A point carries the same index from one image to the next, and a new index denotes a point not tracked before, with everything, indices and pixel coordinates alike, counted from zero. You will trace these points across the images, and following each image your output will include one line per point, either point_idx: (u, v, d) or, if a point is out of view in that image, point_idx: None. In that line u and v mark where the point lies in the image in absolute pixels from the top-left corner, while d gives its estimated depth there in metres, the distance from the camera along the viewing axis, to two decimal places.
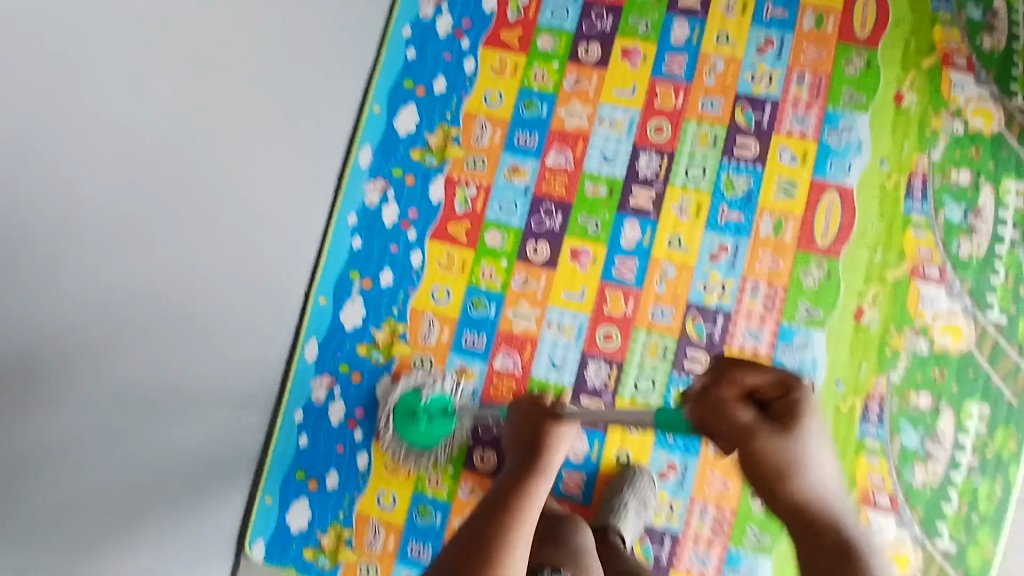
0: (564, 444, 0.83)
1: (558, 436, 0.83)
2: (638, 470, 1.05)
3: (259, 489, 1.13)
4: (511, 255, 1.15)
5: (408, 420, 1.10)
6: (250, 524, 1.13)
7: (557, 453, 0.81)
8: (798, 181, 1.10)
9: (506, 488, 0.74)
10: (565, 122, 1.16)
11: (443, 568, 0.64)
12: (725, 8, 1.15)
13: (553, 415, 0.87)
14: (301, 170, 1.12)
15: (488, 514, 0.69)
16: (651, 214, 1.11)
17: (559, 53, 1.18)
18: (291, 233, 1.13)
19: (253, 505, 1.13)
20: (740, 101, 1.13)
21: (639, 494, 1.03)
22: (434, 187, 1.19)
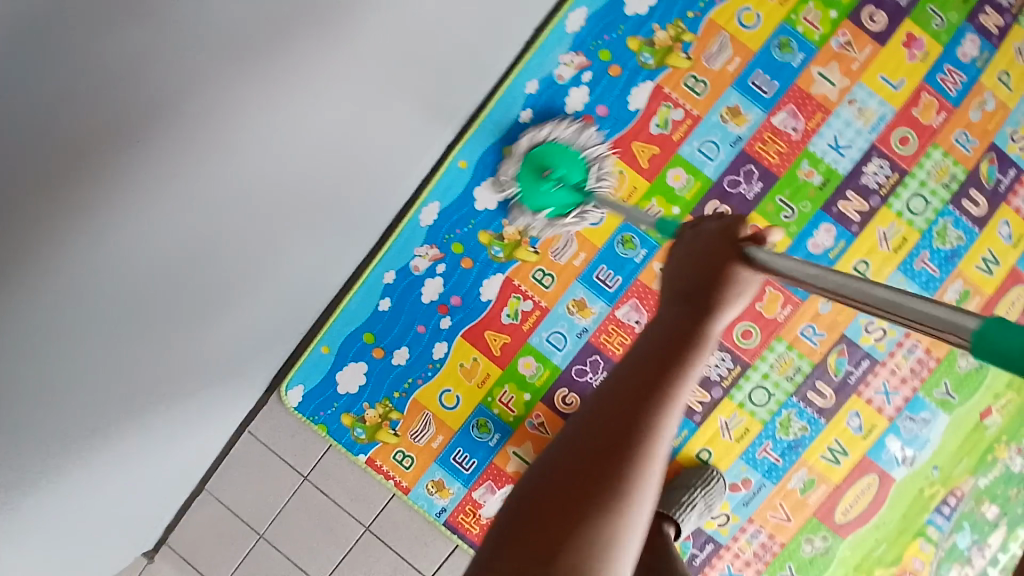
0: (743, 294, 0.54)
1: (733, 293, 0.53)
2: (715, 472, 1.02)
3: (317, 337, 1.01)
4: (686, 206, 1.01)
5: (536, 177, 0.96)
6: (296, 365, 1.02)
7: (732, 308, 0.53)
8: (1003, 262, 1.01)
9: (669, 331, 0.50)
10: (813, 85, 0.99)
11: (588, 418, 0.45)
12: (1017, 50, 1.01)
13: (738, 258, 0.54)
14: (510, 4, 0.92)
15: (641, 373, 0.47)
16: (854, 228, 0.98)
17: (843, 4, 0.99)
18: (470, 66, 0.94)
19: (306, 351, 1.01)
20: (992, 153, 1.01)
21: (708, 497, 1.00)
22: (636, 92, 0.99)
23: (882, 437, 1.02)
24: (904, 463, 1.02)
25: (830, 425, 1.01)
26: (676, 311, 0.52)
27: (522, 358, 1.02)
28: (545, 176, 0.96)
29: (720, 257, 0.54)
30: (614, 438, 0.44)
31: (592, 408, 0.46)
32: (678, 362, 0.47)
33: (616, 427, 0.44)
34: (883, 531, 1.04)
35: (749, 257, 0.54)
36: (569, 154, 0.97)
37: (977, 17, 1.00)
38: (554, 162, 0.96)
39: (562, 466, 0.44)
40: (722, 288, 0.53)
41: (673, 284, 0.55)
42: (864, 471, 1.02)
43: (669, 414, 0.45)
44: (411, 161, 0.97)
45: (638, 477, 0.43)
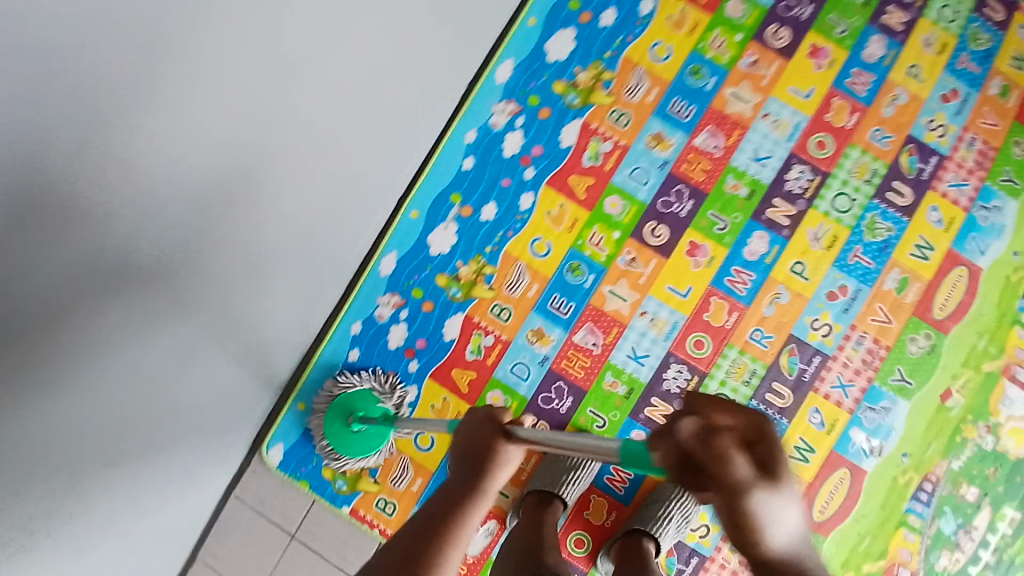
0: (510, 462, 0.69)
1: (501, 459, 0.69)
2: None
3: (291, 396, 1.04)
4: (626, 229, 1.06)
5: (342, 426, 1.01)
6: (273, 426, 1.03)
7: (501, 470, 0.69)
8: (937, 247, 1.05)
9: (458, 485, 0.68)
10: (729, 105, 1.06)
11: (393, 548, 0.65)
12: (924, 42, 1.07)
13: (501, 434, 0.69)
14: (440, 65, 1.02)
15: (450, 493, 0.68)
16: (785, 232, 1.05)
17: (748, 26, 1.06)
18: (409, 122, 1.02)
19: (281, 411, 1.04)
20: (910, 144, 1.06)
21: (684, 509, 1.01)
22: (566, 130, 1.06)
23: (846, 429, 1.04)
24: (873, 453, 1.04)
25: (793, 423, 1.04)
26: (458, 476, 0.70)
27: (489, 394, 1.06)
28: (350, 429, 1.01)
29: (484, 439, 0.69)
30: (398, 574, 0.62)
31: (391, 547, 0.65)
32: (464, 497, 0.68)
33: (420, 550, 0.64)
34: (864, 524, 1.05)
35: (506, 436, 0.68)
36: (367, 395, 1.02)
37: (880, 18, 1.07)
38: (356, 407, 1.02)
39: (375, 572, 0.63)
40: (494, 469, 0.69)
41: (458, 461, 0.71)
42: (834, 465, 1.04)
43: (443, 559, 0.64)
44: (369, 213, 1.02)
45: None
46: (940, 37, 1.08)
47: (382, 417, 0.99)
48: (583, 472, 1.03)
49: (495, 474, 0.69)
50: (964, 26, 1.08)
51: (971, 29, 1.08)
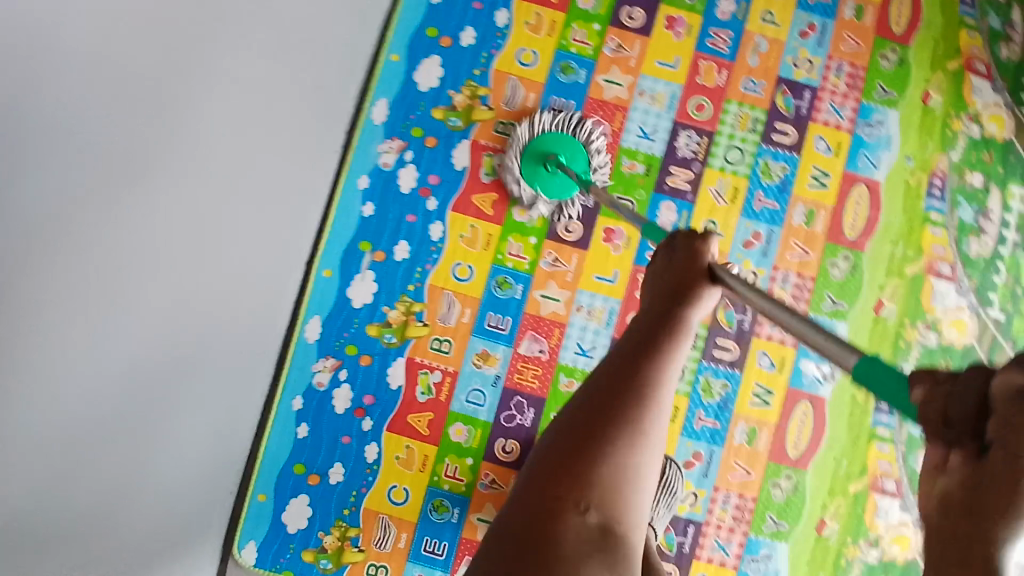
0: (721, 296, 0.51)
1: (706, 293, 0.49)
2: (668, 462, 1.04)
3: (251, 487, 1.04)
4: (541, 232, 1.09)
5: (539, 164, 1.05)
6: (239, 527, 1.04)
7: (710, 299, 0.49)
8: (832, 173, 1.10)
9: (650, 314, 0.48)
10: (604, 91, 1.10)
11: (568, 415, 0.41)
12: None
13: (709, 276, 0.50)
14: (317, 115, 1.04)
15: (636, 339, 0.44)
16: (688, 196, 1.10)
17: (601, 14, 1.10)
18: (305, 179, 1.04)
19: (244, 504, 1.05)
20: (782, 85, 1.11)
21: (667, 488, 1.02)
22: (457, 152, 1.09)
23: (796, 364, 1.08)
24: (826, 379, 1.08)
25: (746, 371, 1.08)
26: (651, 309, 0.48)
27: (452, 427, 1.08)
28: (547, 165, 1.05)
29: (691, 281, 0.50)
30: (592, 431, 0.39)
31: (571, 410, 0.42)
32: (667, 323, 0.46)
33: (621, 395, 0.41)
34: (838, 449, 1.09)
35: (717, 280, 0.50)
36: (573, 145, 1.05)
37: None
38: (556, 151, 1.05)
39: (583, 411, 0.40)
40: (694, 301, 0.48)
41: (651, 295, 0.50)
42: (795, 401, 1.08)
43: (659, 393, 0.41)
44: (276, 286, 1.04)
45: (635, 470, 0.39)
46: None
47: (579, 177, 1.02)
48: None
49: (695, 308, 0.48)
50: None
51: None
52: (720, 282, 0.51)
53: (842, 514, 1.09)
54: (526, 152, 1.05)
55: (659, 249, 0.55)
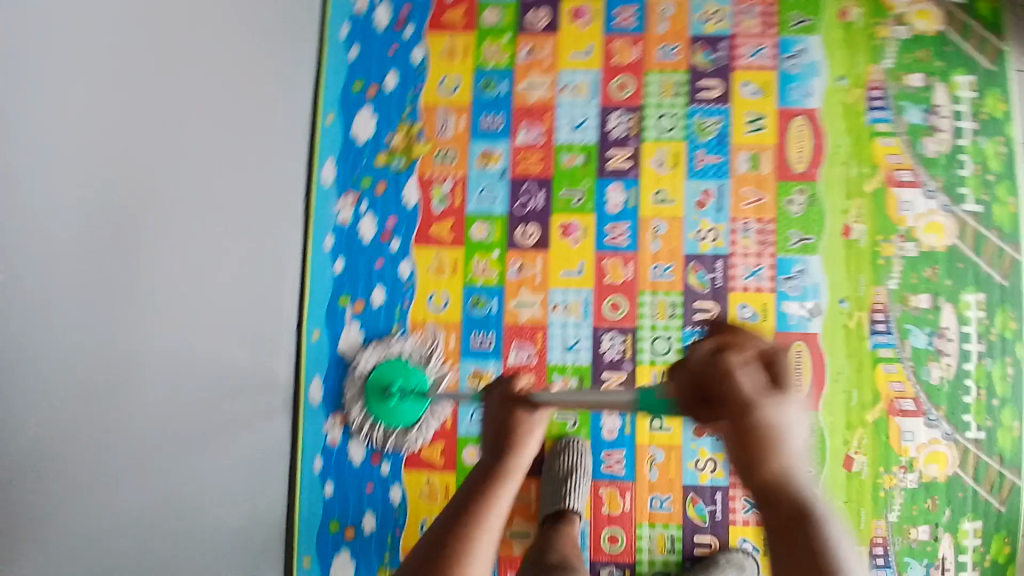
0: (535, 432, 0.80)
1: (527, 429, 0.79)
2: (733, 551, 1.05)
3: (295, 553, 1.07)
4: (502, 245, 1.10)
5: (380, 399, 1.07)
6: None
7: (529, 441, 0.78)
8: (766, 114, 1.10)
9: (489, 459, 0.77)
10: (528, 95, 1.11)
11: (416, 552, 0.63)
12: None
13: (527, 405, 0.81)
14: (267, 175, 1.05)
15: (489, 467, 0.75)
16: (633, 173, 1.11)
17: (508, 25, 1.11)
18: (272, 243, 1.06)
19: (293, 570, 1.07)
20: (697, 43, 1.11)
21: (734, 573, 1.02)
22: (407, 191, 1.10)
23: (779, 307, 1.08)
24: (814, 315, 1.08)
25: (732, 327, 1.08)
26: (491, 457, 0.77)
27: (464, 450, 1.08)
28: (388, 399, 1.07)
29: (511, 412, 0.81)
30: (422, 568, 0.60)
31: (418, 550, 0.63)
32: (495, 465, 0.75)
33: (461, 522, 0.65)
34: (844, 381, 1.07)
35: (530, 406, 0.81)
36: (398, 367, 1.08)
37: None
38: (389, 381, 1.07)
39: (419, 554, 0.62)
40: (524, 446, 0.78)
41: (490, 440, 0.79)
42: (787, 343, 1.08)
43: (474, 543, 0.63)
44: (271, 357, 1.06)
45: (471, 573, 0.61)
46: None
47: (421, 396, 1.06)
48: (576, 477, 1.04)
49: (527, 450, 0.78)
50: None
51: None
52: (535, 409, 0.81)
53: (866, 447, 1.07)
54: (368, 382, 1.08)
55: (492, 389, 0.89)
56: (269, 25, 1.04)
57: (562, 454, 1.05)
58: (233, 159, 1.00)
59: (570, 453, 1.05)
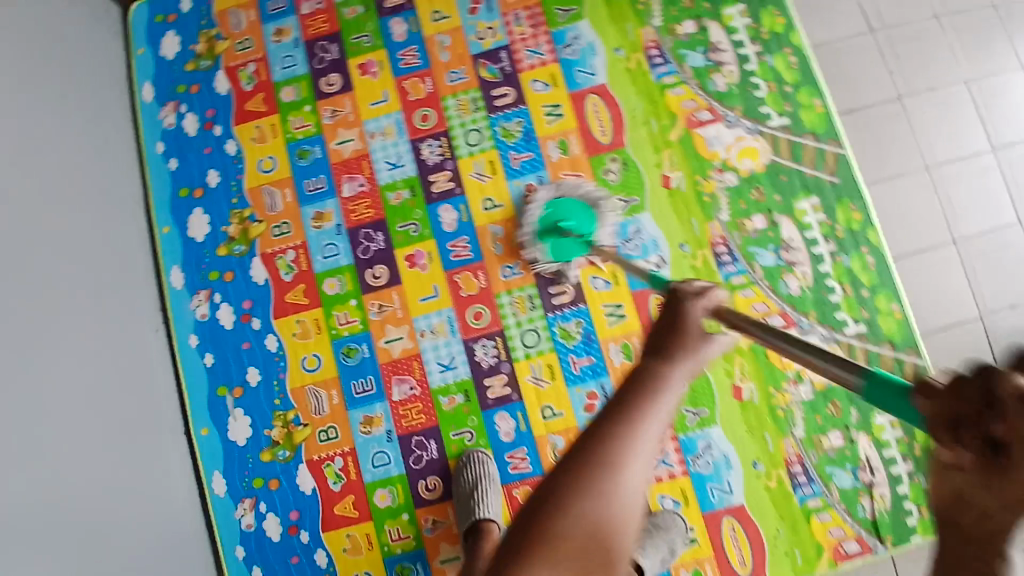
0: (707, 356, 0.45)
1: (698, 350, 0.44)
2: (667, 515, 1.04)
3: None
4: (356, 292, 1.14)
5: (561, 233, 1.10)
6: None
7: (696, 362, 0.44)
8: (560, 102, 1.17)
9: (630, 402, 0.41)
10: (342, 152, 1.19)
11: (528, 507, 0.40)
12: None
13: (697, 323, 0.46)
14: (114, 290, 1.13)
15: (636, 393, 0.41)
16: (458, 190, 1.16)
17: (306, 97, 1.21)
18: (139, 351, 1.14)
19: None
20: (479, 60, 1.19)
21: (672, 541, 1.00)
22: (254, 270, 1.17)
23: (627, 269, 1.12)
24: (661, 266, 1.11)
25: (589, 300, 1.12)
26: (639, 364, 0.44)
27: (374, 495, 1.10)
28: (559, 232, 1.11)
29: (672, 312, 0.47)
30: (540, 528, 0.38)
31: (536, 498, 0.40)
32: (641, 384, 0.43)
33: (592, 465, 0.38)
34: None
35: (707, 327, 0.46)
36: (575, 207, 1.11)
37: (384, 7, 1.23)
38: (559, 218, 1.11)
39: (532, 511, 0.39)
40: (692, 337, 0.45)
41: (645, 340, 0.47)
42: (645, 299, 1.11)
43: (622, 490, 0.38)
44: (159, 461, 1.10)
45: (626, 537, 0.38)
46: None
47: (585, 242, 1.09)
48: (484, 485, 1.04)
49: (700, 347, 0.45)
50: None
51: None
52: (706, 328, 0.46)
53: (750, 373, 1.09)
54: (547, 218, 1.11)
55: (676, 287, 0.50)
56: (89, 157, 1.15)
57: (466, 466, 1.06)
58: (88, 279, 1.08)
59: (472, 467, 1.06)
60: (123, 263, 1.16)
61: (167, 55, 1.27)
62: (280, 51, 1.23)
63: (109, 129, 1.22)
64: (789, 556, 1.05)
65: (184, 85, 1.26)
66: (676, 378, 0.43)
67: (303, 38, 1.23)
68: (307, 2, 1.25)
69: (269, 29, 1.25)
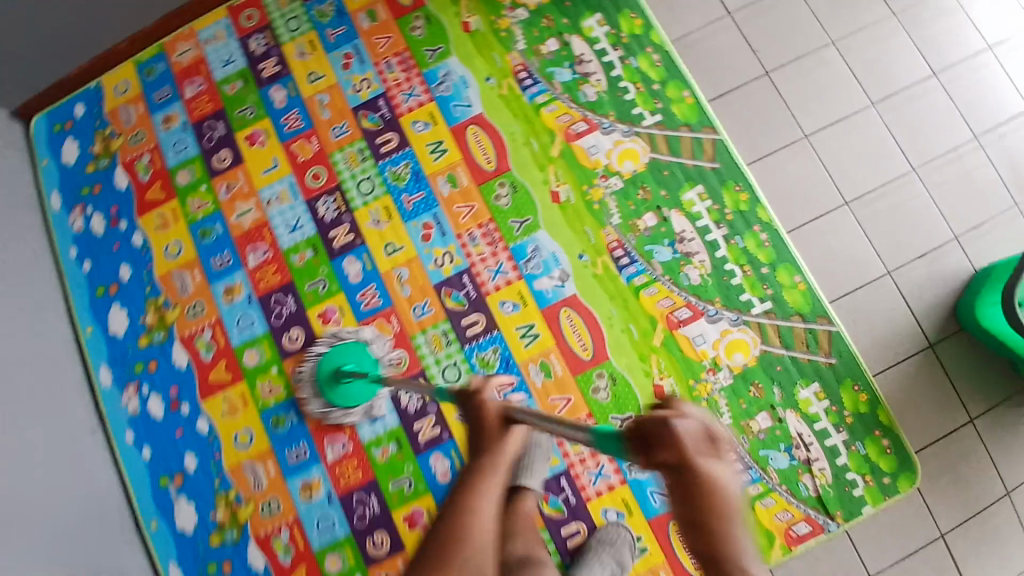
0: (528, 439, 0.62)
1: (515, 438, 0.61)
2: (609, 527, 1.05)
3: None
4: (275, 360, 1.17)
5: (337, 383, 1.11)
6: None
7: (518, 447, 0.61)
8: (442, 138, 1.20)
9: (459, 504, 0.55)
10: (242, 224, 1.21)
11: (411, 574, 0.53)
12: (299, 56, 1.26)
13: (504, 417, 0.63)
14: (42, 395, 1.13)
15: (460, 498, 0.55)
16: (359, 241, 1.18)
17: (200, 177, 1.24)
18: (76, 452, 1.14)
19: None
20: (359, 112, 1.23)
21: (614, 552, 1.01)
22: (176, 356, 1.19)
23: (533, 289, 1.14)
24: (565, 280, 1.13)
25: (502, 326, 1.13)
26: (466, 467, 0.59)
27: (326, 561, 1.10)
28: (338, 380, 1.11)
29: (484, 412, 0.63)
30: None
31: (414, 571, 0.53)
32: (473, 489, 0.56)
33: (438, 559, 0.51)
34: (619, 321, 1.11)
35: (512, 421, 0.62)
36: (359, 351, 1.13)
37: (262, 77, 1.26)
38: (343, 362, 1.12)
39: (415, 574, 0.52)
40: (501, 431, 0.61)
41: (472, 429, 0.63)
42: (555, 315, 1.13)
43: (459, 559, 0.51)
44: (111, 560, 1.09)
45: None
46: (304, 41, 1.26)
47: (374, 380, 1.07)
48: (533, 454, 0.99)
49: (506, 444, 0.60)
50: (308, 17, 1.27)
51: (313, 12, 1.27)
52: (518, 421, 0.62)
53: (668, 369, 1.10)
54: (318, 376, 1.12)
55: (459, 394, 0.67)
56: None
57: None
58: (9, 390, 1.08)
59: None
60: (50, 368, 1.16)
61: (67, 162, 1.29)
62: (171, 137, 1.26)
63: (19, 232, 1.22)
64: None
65: (87, 187, 1.28)
66: (483, 500, 0.55)
67: (190, 120, 1.26)
68: (189, 84, 1.28)
69: (157, 118, 1.28)
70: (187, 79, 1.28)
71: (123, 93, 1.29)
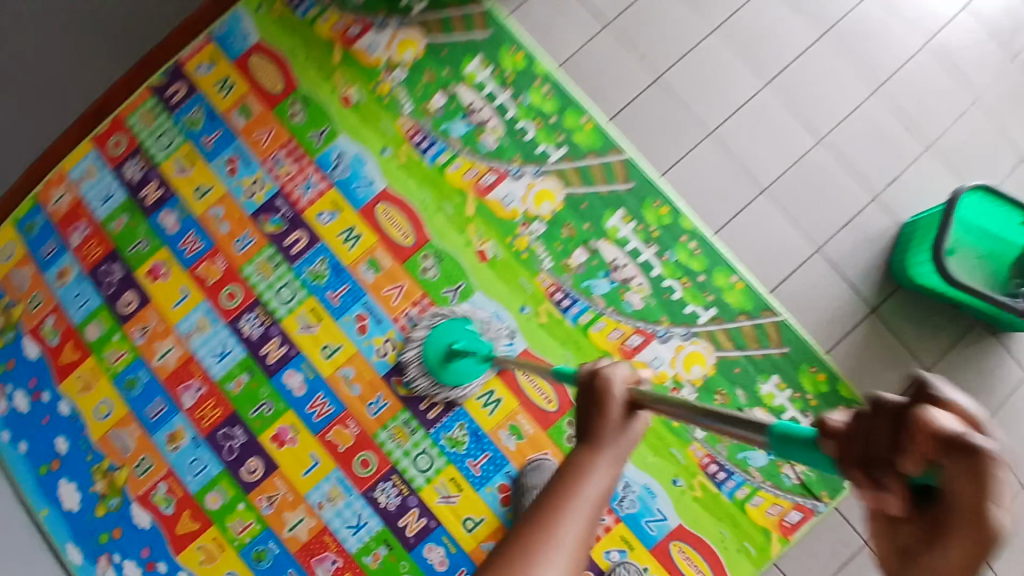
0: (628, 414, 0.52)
1: (628, 412, 0.52)
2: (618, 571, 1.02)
3: None
4: (240, 495, 1.11)
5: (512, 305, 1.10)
6: None
7: (616, 423, 0.51)
8: (353, 223, 1.15)
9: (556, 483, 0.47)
10: (166, 364, 1.15)
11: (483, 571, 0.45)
12: (181, 172, 1.19)
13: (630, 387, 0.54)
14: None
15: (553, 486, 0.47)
16: (293, 351, 1.13)
17: (110, 328, 1.17)
18: None
19: None
20: (257, 217, 1.17)
21: None
22: (137, 517, 1.12)
23: None
24: (513, 337, 1.11)
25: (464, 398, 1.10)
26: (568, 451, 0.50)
27: None
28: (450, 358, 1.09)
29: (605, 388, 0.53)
30: None
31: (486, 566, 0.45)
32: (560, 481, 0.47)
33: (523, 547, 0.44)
34: (575, 365, 1.10)
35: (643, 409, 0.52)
36: (461, 326, 1.09)
37: (147, 205, 1.19)
38: (451, 339, 1.09)
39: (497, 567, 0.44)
40: (613, 399, 0.52)
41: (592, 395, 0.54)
42: (512, 374, 1.10)
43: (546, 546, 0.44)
44: None
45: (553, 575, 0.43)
46: (181, 156, 1.19)
47: (484, 360, 1.07)
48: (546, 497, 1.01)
49: (621, 421, 0.51)
50: (179, 128, 1.20)
51: (183, 120, 1.20)
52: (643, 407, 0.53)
53: None
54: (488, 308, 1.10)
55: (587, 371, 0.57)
56: None
57: (528, 470, 1.06)
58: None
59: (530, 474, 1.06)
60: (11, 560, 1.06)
61: None
62: (70, 292, 1.19)
63: None
64: (744, 551, 1.04)
65: None
66: (574, 502, 0.46)
67: (84, 269, 1.19)
68: (73, 232, 1.20)
69: (51, 275, 1.19)
70: (70, 226, 1.20)
71: (7, 257, 1.20)
